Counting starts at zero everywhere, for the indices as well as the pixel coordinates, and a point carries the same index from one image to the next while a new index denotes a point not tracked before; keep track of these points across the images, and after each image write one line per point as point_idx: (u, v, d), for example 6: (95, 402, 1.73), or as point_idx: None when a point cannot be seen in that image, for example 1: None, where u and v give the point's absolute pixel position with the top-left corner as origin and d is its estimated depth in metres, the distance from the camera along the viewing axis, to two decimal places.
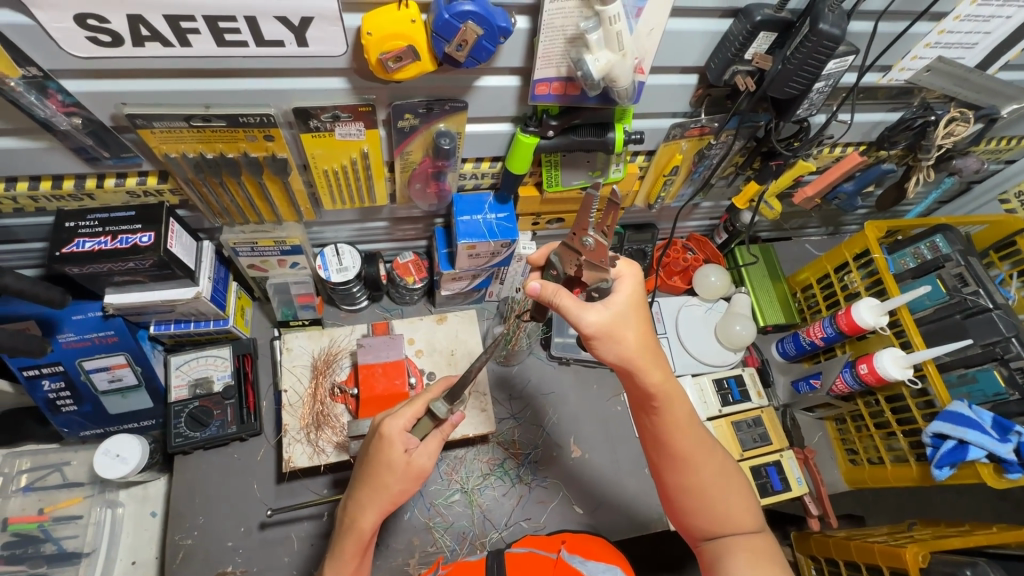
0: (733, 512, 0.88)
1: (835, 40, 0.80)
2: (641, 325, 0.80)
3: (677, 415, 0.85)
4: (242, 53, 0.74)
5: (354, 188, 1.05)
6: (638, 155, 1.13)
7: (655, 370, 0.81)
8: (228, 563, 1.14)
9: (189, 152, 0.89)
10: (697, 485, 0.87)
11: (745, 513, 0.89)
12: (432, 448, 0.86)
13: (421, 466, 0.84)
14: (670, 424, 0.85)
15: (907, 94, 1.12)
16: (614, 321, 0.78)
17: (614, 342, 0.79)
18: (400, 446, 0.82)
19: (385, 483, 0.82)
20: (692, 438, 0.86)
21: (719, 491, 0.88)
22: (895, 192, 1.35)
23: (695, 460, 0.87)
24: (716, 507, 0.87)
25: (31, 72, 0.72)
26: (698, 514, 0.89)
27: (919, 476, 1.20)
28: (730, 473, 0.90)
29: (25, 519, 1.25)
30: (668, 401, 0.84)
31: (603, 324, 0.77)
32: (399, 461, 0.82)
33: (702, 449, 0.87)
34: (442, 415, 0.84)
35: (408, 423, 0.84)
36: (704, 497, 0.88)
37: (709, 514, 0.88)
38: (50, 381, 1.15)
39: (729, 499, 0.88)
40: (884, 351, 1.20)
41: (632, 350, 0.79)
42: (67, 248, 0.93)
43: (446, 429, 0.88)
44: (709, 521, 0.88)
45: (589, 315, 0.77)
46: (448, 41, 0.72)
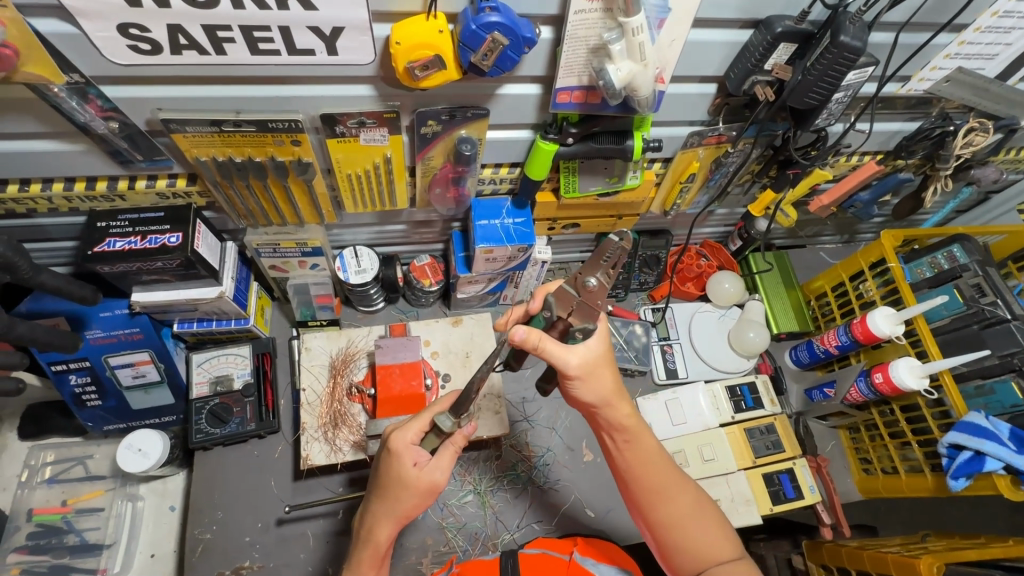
0: (715, 541, 0.86)
1: (856, 52, 0.81)
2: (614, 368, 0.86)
3: (647, 446, 0.88)
4: (274, 61, 0.76)
5: (376, 192, 1.07)
6: (655, 162, 1.14)
7: (624, 405, 0.86)
8: (246, 558, 1.17)
9: (218, 155, 0.91)
10: (676, 516, 0.87)
11: (727, 542, 0.86)
12: (444, 463, 0.85)
13: (433, 479, 0.84)
14: (640, 455, 0.88)
15: (925, 104, 1.12)
16: (596, 360, 0.83)
17: (594, 381, 0.83)
18: (408, 459, 0.83)
19: (398, 496, 0.83)
20: (664, 467, 0.88)
21: (696, 520, 0.87)
22: (913, 201, 1.34)
23: (669, 490, 0.88)
24: (698, 537, 0.86)
25: (74, 79, 0.75)
26: (682, 548, 0.87)
27: (934, 487, 1.19)
28: (707, 503, 0.89)
29: (49, 510, 1.29)
30: (636, 433, 0.88)
31: (585, 363, 0.82)
32: (410, 475, 0.83)
33: (674, 478, 0.89)
34: (447, 428, 0.83)
35: (415, 436, 0.85)
36: (684, 529, 0.87)
37: (693, 547, 0.86)
38: (77, 376, 1.18)
39: (708, 528, 0.87)
40: (899, 361, 1.19)
41: (606, 390, 0.85)
42: (98, 248, 0.96)
43: (457, 442, 0.86)
44: (694, 554, 0.86)
45: (572, 357, 0.80)
46: (474, 51, 0.74)
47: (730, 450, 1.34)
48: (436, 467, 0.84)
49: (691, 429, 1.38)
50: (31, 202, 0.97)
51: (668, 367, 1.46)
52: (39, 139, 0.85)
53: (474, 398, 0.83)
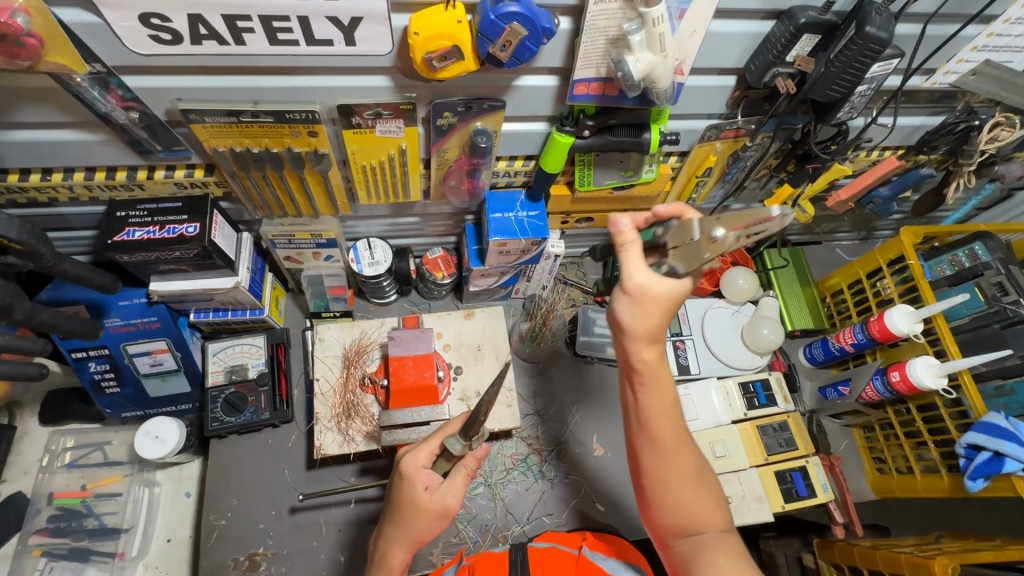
0: (706, 508, 0.82)
1: (882, 43, 0.79)
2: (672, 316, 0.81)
3: (666, 397, 0.83)
4: (293, 51, 0.76)
5: (391, 183, 1.07)
6: (671, 156, 1.12)
7: (651, 347, 0.82)
8: (260, 545, 1.18)
9: (236, 146, 0.92)
10: (671, 477, 0.83)
11: (716, 515, 0.82)
12: (457, 485, 0.83)
13: (445, 503, 0.82)
14: (655, 397, 0.83)
15: (950, 97, 1.09)
16: (671, 299, 0.79)
17: (641, 308, 0.79)
18: (419, 483, 0.83)
19: (409, 521, 0.83)
20: (676, 423, 0.84)
21: (692, 485, 0.83)
22: (933, 198, 1.32)
23: (671, 448, 0.83)
24: (690, 499, 0.82)
25: (97, 69, 0.75)
26: (669, 505, 0.83)
27: (950, 487, 1.19)
28: (705, 472, 0.85)
29: (69, 494, 1.31)
30: (657, 379, 0.83)
31: (643, 287, 0.78)
32: (422, 499, 0.82)
33: (681, 437, 0.84)
34: (457, 452, 0.80)
35: (426, 459, 0.85)
36: (677, 488, 0.82)
37: (681, 508, 0.82)
38: (96, 363, 1.20)
39: (700, 496, 0.82)
40: (917, 360, 1.18)
41: (642, 325, 0.80)
42: (118, 237, 0.98)
43: (469, 464, 0.84)
44: (680, 515, 0.82)
45: (637, 275, 0.78)
46: (493, 41, 0.73)
47: (742, 448, 1.34)
48: (448, 490, 0.83)
49: (703, 424, 1.37)
50: (53, 191, 0.98)
51: (680, 363, 1.45)
52: (61, 128, 0.86)
53: (484, 420, 0.81)
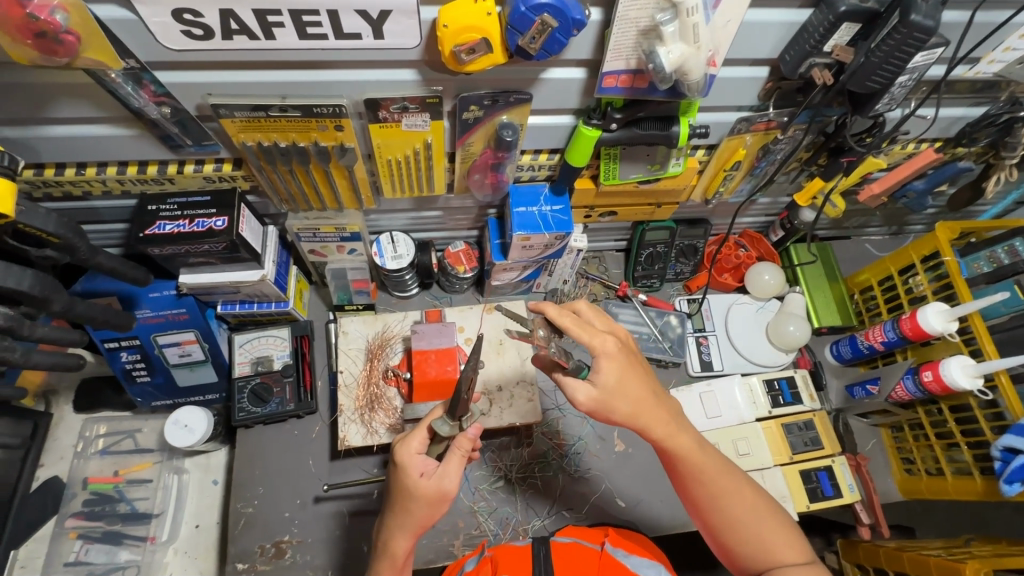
0: (777, 540, 0.86)
1: (927, 32, 0.76)
2: (638, 387, 0.83)
3: (699, 452, 0.87)
4: (322, 45, 0.76)
5: (415, 177, 1.07)
6: (698, 149, 1.10)
7: (657, 413, 0.85)
8: (286, 533, 1.20)
9: (264, 141, 0.92)
10: (736, 518, 0.87)
11: (790, 542, 0.86)
12: (452, 469, 0.84)
13: (442, 486, 0.83)
14: (689, 458, 0.87)
15: (993, 88, 1.05)
16: (611, 388, 0.81)
17: (616, 405, 0.82)
18: (413, 469, 0.84)
19: (407, 506, 0.84)
20: (714, 467, 0.88)
21: (754, 519, 0.87)
22: (971, 192, 1.27)
23: (725, 492, 0.87)
24: (758, 535, 0.86)
25: (130, 65, 0.76)
26: (744, 545, 0.87)
27: (983, 491, 1.16)
28: (763, 499, 0.89)
29: (102, 480, 1.35)
30: (678, 439, 0.87)
31: (593, 401, 0.82)
32: (417, 485, 0.83)
33: (729, 479, 0.88)
34: (445, 434, 0.83)
35: (420, 446, 0.85)
36: (744, 527, 0.87)
37: (755, 544, 0.86)
38: (128, 354, 1.23)
39: (767, 526, 0.87)
40: (951, 359, 1.14)
41: (630, 408, 0.83)
42: (150, 230, 0.99)
43: (464, 446, 0.83)
44: (758, 552, 0.86)
45: (579, 395, 0.82)
46: (522, 33, 0.72)
47: (767, 446, 1.32)
48: (442, 474, 0.83)
49: (726, 422, 1.35)
50: (87, 185, 1.00)
51: (703, 359, 1.43)
52: (95, 124, 0.87)
53: (467, 399, 0.81)
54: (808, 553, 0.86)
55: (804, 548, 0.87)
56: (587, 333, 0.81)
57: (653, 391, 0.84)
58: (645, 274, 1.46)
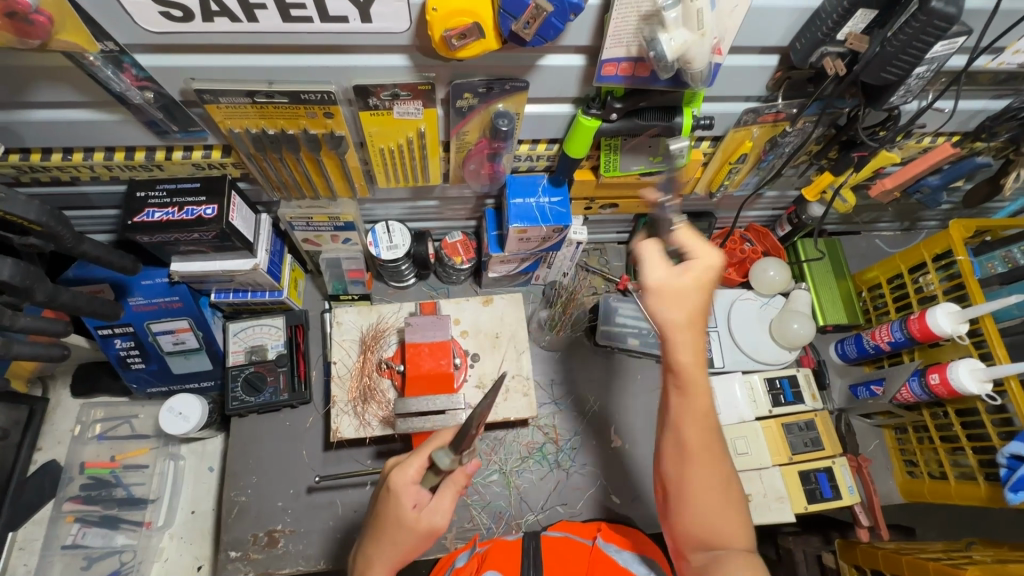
0: (722, 527, 0.78)
1: (948, 20, 0.72)
2: (700, 312, 0.80)
3: (700, 413, 0.80)
4: (307, 28, 0.73)
5: (409, 166, 1.04)
6: (703, 140, 1.06)
7: (686, 351, 0.80)
8: (278, 522, 1.20)
9: (252, 127, 0.90)
10: (693, 484, 0.80)
11: (734, 539, 0.78)
12: (444, 504, 0.84)
13: (433, 522, 0.82)
14: (687, 410, 0.81)
15: (1016, 79, 0.99)
16: (671, 293, 0.79)
17: (665, 308, 0.79)
18: (407, 501, 0.82)
19: (393, 538, 0.82)
20: (700, 432, 0.80)
21: (712, 498, 0.79)
22: (988, 188, 1.22)
23: (696, 462, 0.80)
24: (708, 512, 0.78)
25: (108, 47, 0.73)
26: (685, 513, 0.80)
27: (988, 497, 1.13)
28: (732, 491, 0.80)
29: (99, 464, 1.36)
30: (692, 391, 0.80)
31: (659, 288, 0.79)
32: (409, 518, 0.81)
33: (710, 454, 0.80)
34: (444, 467, 0.78)
35: (415, 474, 0.83)
36: (699, 497, 0.79)
37: (697, 518, 0.79)
38: (121, 340, 1.22)
39: (722, 511, 0.79)
40: (960, 362, 1.11)
41: (671, 328, 0.80)
42: (137, 218, 0.97)
43: (459, 481, 0.83)
44: (696, 527, 0.79)
45: (651, 275, 0.80)
46: (516, 18, 0.68)
47: (767, 446, 1.30)
48: (435, 509, 0.83)
49: (725, 420, 1.33)
50: (74, 170, 0.98)
51: None
52: (78, 108, 0.85)
53: (474, 435, 0.78)
54: (749, 546, 0.78)
55: (746, 541, 0.79)
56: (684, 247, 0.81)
57: (697, 330, 0.79)
58: None
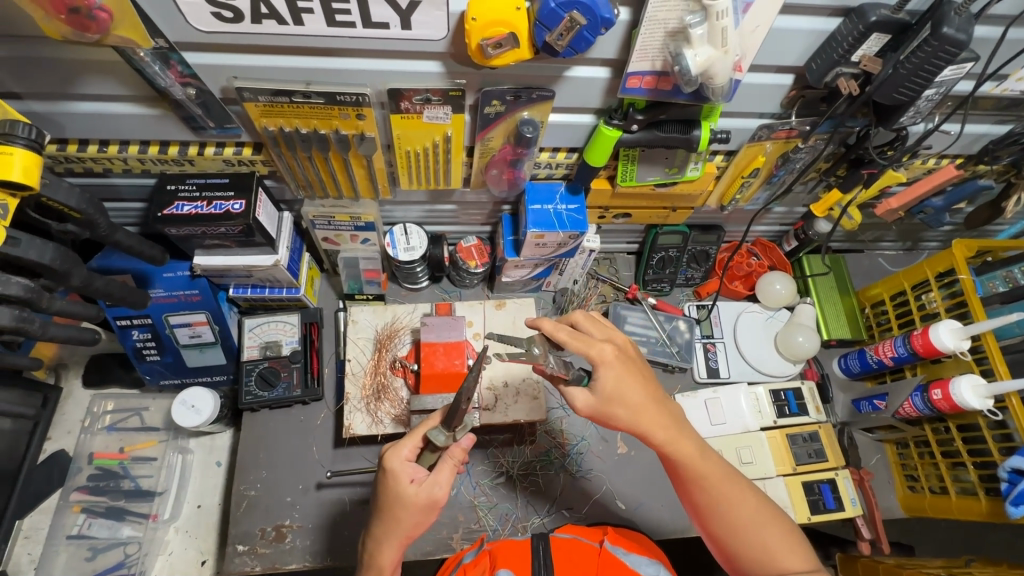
0: (781, 548, 0.84)
1: (959, 46, 0.76)
2: (638, 399, 0.85)
3: (698, 457, 0.87)
4: (349, 33, 0.77)
5: (433, 169, 1.07)
6: (717, 154, 1.10)
7: (658, 423, 0.86)
8: (287, 518, 1.21)
9: (286, 126, 0.92)
10: (733, 524, 0.86)
11: (795, 549, 0.84)
12: (444, 477, 0.85)
13: (432, 494, 0.84)
14: (688, 465, 0.87)
15: (1019, 106, 1.04)
16: (603, 403, 0.85)
17: (615, 411, 0.85)
18: (404, 476, 0.84)
19: (396, 516, 0.84)
20: (709, 481, 0.87)
21: (754, 525, 0.85)
22: (990, 211, 1.26)
23: (722, 505, 0.87)
24: (762, 543, 0.84)
25: (159, 45, 0.77)
26: (745, 554, 0.86)
27: (988, 511, 1.15)
28: (767, 506, 0.88)
29: (108, 455, 1.37)
30: (687, 442, 0.88)
31: (593, 406, 0.86)
32: (408, 492, 0.83)
33: (731, 486, 0.87)
34: (440, 443, 0.84)
35: (411, 453, 0.86)
36: (745, 535, 0.85)
37: (753, 551, 0.85)
38: (139, 332, 1.24)
39: (768, 532, 0.85)
40: (962, 377, 1.14)
41: (631, 413, 0.86)
42: (168, 210, 1.00)
43: (457, 455, 0.85)
44: (762, 563, 0.84)
45: (578, 400, 0.86)
46: (551, 29, 0.72)
47: (770, 456, 1.32)
48: (434, 481, 0.84)
49: (730, 430, 1.35)
50: (108, 162, 1.01)
51: (709, 366, 1.43)
52: (120, 102, 0.88)
53: (465, 410, 0.84)
54: (811, 558, 0.84)
55: (807, 554, 0.84)
56: (584, 344, 0.85)
57: (652, 397, 0.86)
58: (656, 277, 1.45)
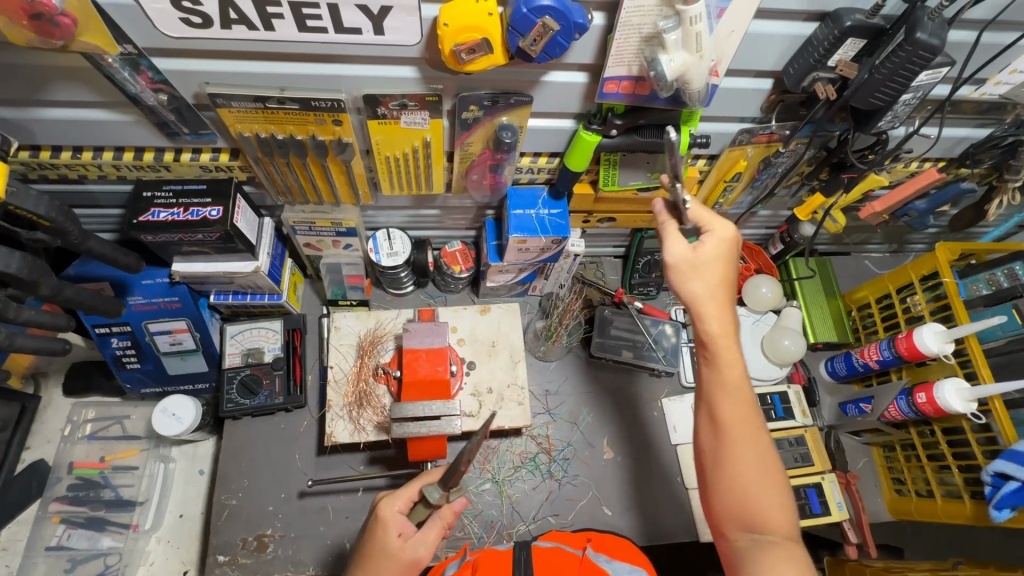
0: (772, 507, 0.79)
1: (933, 51, 0.76)
2: (721, 276, 0.83)
3: (734, 378, 0.82)
4: (321, 38, 0.76)
5: (413, 174, 1.06)
6: (699, 158, 1.09)
7: (714, 320, 0.82)
8: (269, 527, 1.20)
9: (261, 132, 0.91)
10: (736, 458, 0.81)
11: (779, 513, 0.79)
12: (430, 538, 0.85)
13: (416, 554, 0.83)
14: (724, 377, 0.82)
15: (999, 109, 1.04)
16: (692, 260, 0.83)
17: (685, 273, 0.83)
18: (393, 528, 0.85)
19: (377, 565, 0.83)
20: (737, 404, 0.82)
21: (756, 474, 0.80)
22: (973, 214, 1.26)
23: (732, 436, 0.81)
24: (755, 492, 0.79)
25: (127, 50, 0.76)
26: (732, 494, 0.80)
27: (973, 515, 1.15)
28: (768, 462, 0.81)
29: (88, 465, 1.34)
30: (723, 358, 0.83)
31: (681, 258, 0.83)
32: (393, 545, 0.83)
33: (748, 423, 0.82)
34: (433, 501, 0.83)
35: (403, 505, 0.87)
36: (744, 474, 0.80)
37: (743, 497, 0.80)
38: (118, 339, 1.23)
39: (764, 486, 0.79)
40: (946, 381, 1.13)
41: (699, 291, 0.83)
42: (143, 217, 0.98)
43: (446, 516, 0.86)
44: (741, 508, 0.80)
45: (670, 246, 0.84)
46: (523, 35, 0.71)
47: None
48: (420, 540, 0.84)
49: None
50: (83, 169, 1.00)
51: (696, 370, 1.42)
52: (93, 108, 0.87)
53: (464, 475, 0.82)
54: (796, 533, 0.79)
55: (794, 530, 0.79)
56: (707, 218, 0.84)
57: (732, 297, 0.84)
58: (642, 281, 1.45)
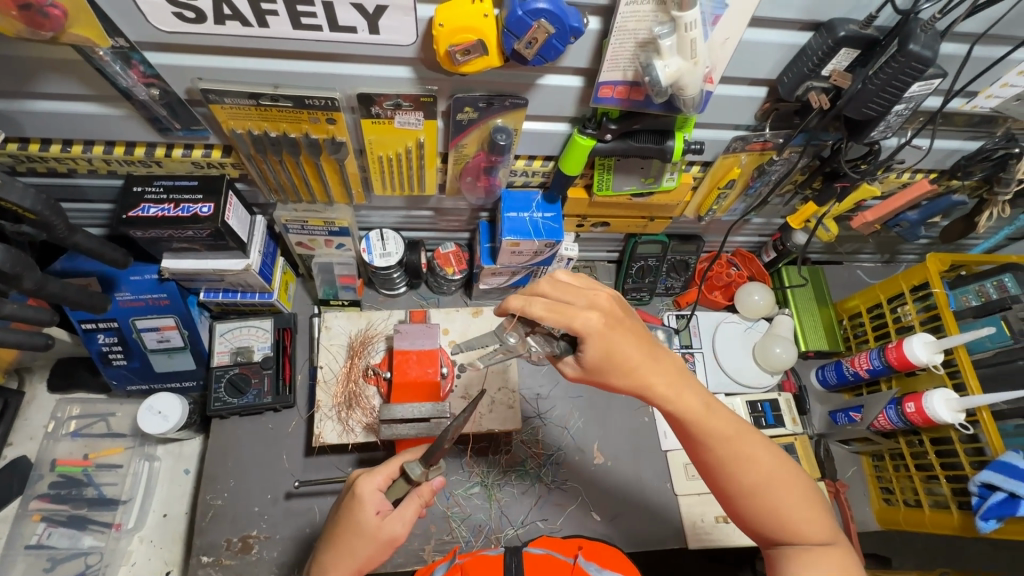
0: (801, 517, 0.80)
1: (926, 62, 0.76)
2: (636, 354, 0.80)
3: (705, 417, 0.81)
4: (316, 37, 0.76)
5: (407, 175, 1.05)
6: (694, 165, 1.10)
7: (658, 376, 0.81)
8: (254, 528, 1.18)
9: (254, 129, 0.91)
10: (753, 485, 0.80)
11: (812, 518, 0.80)
12: (407, 516, 0.85)
13: (393, 532, 0.83)
14: (695, 421, 0.81)
15: (990, 122, 1.05)
16: (593, 372, 0.81)
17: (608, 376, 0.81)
18: (370, 507, 0.83)
19: (352, 546, 0.83)
20: (727, 438, 0.81)
21: (773, 489, 0.80)
22: (963, 226, 1.27)
23: (741, 461, 0.81)
24: (781, 508, 0.80)
25: (119, 43, 0.75)
26: (761, 517, 0.81)
27: (960, 525, 1.16)
28: (780, 467, 0.82)
29: (71, 462, 1.32)
30: (684, 408, 0.81)
31: (586, 371, 0.81)
32: (370, 523, 0.83)
33: (748, 443, 0.81)
34: (414, 477, 0.83)
35: (381, 483, 0.85)
36: (763, 497, 0.80)
37: (772, 517, 0.80)
38: (105, 336, 1.21)
39: (786, 497, 0.80)
40: (934, 391, 1.14)
41: (626, 383, 0.81)
42: (132, 213, 0.98)
43: (424, 495, 0.85)
44: (778, 526, 0.80)
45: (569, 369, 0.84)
46: (518, 37, 0.71)
47: None
48: (398, 518, 0.84)
49: None
50: (72, 162, 0.99)
51: None
52: (83, 101, 0.86)
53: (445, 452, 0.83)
54: (831, 532, 0.81)
55: (828, 528, 0.81)
56: (566, 315, 0.77)
57: (647, 353, 0.81)
58: (635, 286, 1.44)
